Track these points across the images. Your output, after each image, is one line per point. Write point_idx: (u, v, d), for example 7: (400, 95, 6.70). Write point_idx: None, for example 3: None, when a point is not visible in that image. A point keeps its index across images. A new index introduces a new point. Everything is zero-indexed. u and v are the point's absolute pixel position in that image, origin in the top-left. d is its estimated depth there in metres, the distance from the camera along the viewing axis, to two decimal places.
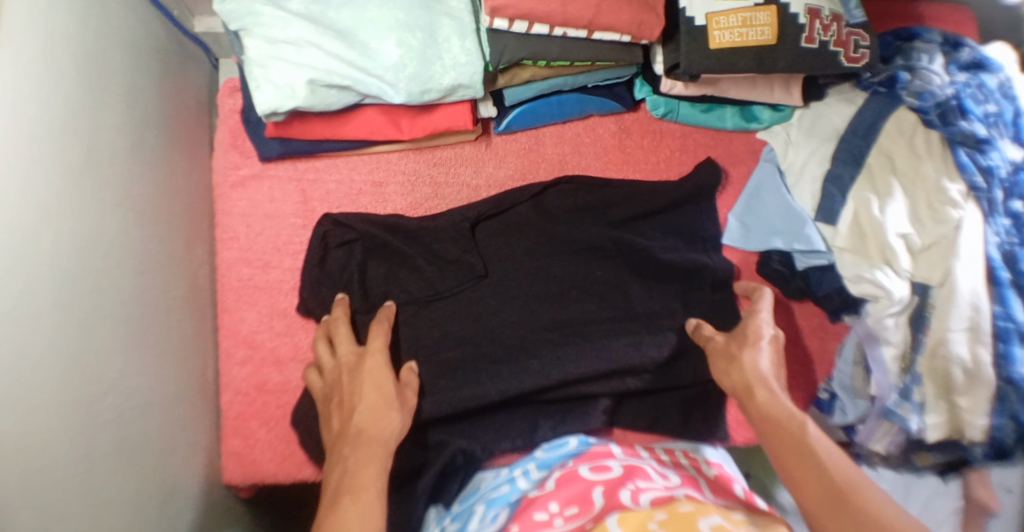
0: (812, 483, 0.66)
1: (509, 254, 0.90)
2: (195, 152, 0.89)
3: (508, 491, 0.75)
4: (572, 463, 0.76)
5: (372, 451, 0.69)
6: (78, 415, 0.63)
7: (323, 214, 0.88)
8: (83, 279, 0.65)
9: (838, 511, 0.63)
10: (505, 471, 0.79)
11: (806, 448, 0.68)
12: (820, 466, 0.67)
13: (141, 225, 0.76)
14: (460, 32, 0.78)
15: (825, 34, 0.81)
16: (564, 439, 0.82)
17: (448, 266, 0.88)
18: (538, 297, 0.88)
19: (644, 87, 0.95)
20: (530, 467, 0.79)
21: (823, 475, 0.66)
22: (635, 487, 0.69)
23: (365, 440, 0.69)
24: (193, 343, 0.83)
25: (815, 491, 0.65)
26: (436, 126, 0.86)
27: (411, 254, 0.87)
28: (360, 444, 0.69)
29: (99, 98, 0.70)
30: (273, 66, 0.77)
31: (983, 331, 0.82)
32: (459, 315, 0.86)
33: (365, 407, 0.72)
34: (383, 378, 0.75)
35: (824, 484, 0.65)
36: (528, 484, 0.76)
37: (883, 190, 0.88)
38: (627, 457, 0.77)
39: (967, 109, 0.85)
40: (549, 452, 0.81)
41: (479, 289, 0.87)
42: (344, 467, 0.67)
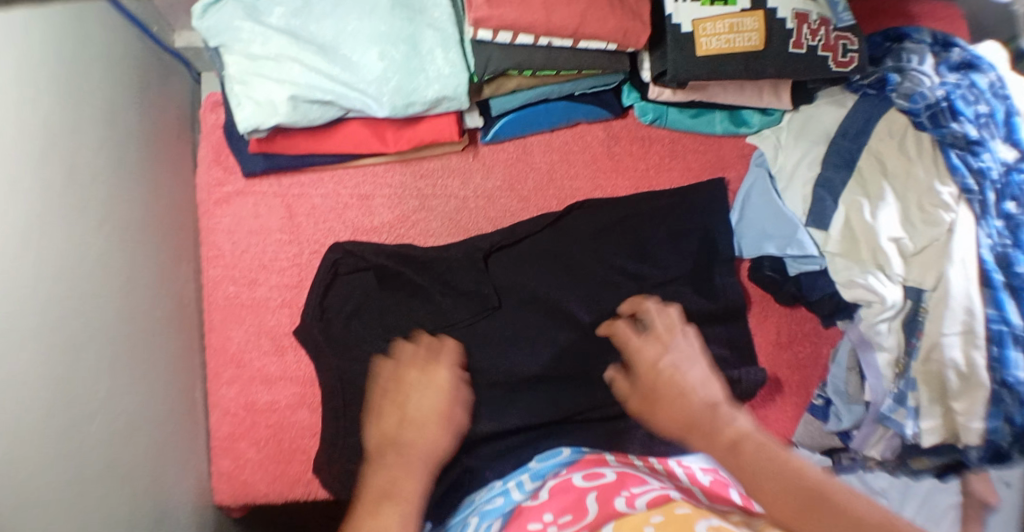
0: (783, 498, 0.55)
1: (517, 283, 0.88)
2: (178, 169, 0.88)
3: (503, 503, 0.73)
4: (566, 471, 0.75)
5: (412, 463, 0.64)
6: (65, 446, 0.61)
7: (335, 243, 0.89)
8: (67, 304, 0.64)
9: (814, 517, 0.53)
10: (499, 484, 0.77)
11: (768, 459, 0.58)
12: (790, 475, 0.56)
13: (124, 247, 0.74)
14: (444, 43, 0.77)
15: (813, 38, 0.81)
16: (556, 450, 0.81)
17: (460, 297, 0.87)
18: (545, 327, 0.87)
19: (632, 93, 0.93)
20: (524, 478, 0.77)
21: (794, 481, 0.56)
22: (630, 492, 0.67)
23: (411, 449, 0.65)
24: (180, 364, 0.82)
25: (786, 505, 0.54)
26: (421, 138, 0.85)
27: (423, 285, 0.86)
28: (404, 454, 0.64)
29: (79, 121, 0.69)
30: (254, 82, 0.76)
31: (977, 334, 0.81)
32: (472, 347, 0.85)
33: (415, 413, 0.68)
34: (436, 381, 0.72)
35: (789, 498, 0.54)
36: (522, 495, 0.73)
37: (874, 193, 0.87)
38: (620, 465, 0.76)
39: (958, 111, 0.84)
40: (542, 462, 0.79)
41: (493, 320, 0.87)
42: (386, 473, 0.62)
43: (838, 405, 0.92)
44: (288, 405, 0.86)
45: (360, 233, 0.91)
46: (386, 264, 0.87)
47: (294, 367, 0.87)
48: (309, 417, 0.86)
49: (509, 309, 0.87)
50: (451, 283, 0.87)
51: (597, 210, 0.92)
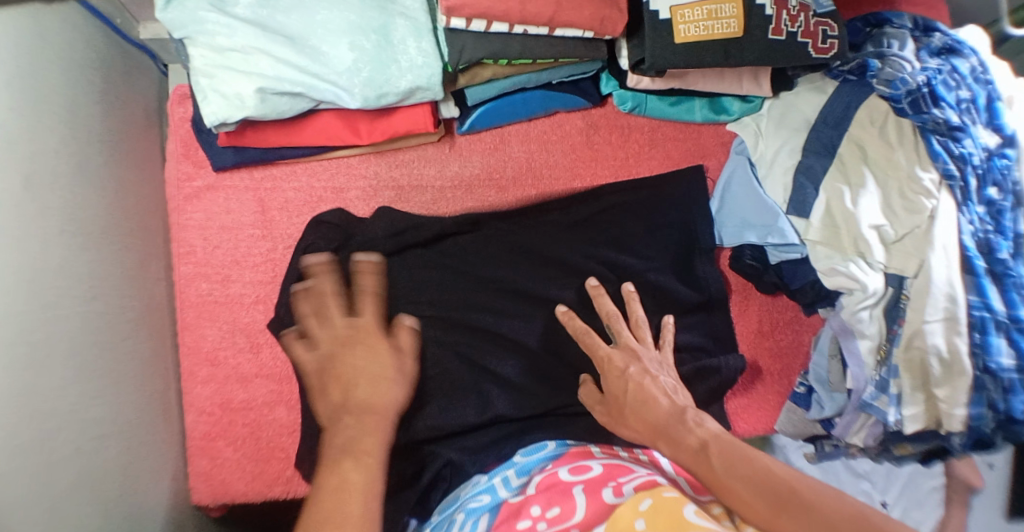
0: (754, 501, 0.59)
1: (487, 273, 0.87)
2: (145, 164, 0.86)
3: (489, 500, 0.73)
4: (551, 466, 0.75)
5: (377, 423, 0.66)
6: (32, 456, 0.60)
7: (313, 218, 0.87)
8: (29, 312, 0.62)
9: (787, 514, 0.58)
10: (485, 479, 0.77)
11: (740, 452, 0.64)
12: (759, 466, 0.62)
13: (88, 248, 0.72)
14: (416, 33, 0.75)
15: (792, 25, 0.79)
16: (541, 442, 0.81)
17: (441, 287, 0.85)
18: (516, 317, 0.86)
19: (610, 81, 0.91)
20: (510, 474, 0.76)
21: (763, 476, 0.61)
22: (617, 483, 0.67)
23: (371, 415, 0.66)
24: (151, 366, 0.80)
25: (759, 503, 0.59)
26: (396, 129, 0.83)
27: (410, 242, 0.86)
28: (364, 417, 0.66)
29: (37, 120, 0.66)
30: (220, 74, 0.74)
31: (960, 321, 0.80)
32: (453, 335, 0.84)
33: (366, 378, 0.68)
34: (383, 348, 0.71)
35: (762, 501, 0.59)
36: (509, 492, 0.73)
37: (855, 181, 0.86)
38: (606, 457, 0.76)
39: (938, 96, 0.83)
40: (528, 457, 0.79)
41: (475, 310, 0.85)
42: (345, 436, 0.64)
43: (821, 393, 0.92)
44: (264, 403, 0.85)
45: None
46: (362, 246, 0.84)
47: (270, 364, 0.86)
48: (287, 415, 0.85)
49: (490, 299, 0.86)
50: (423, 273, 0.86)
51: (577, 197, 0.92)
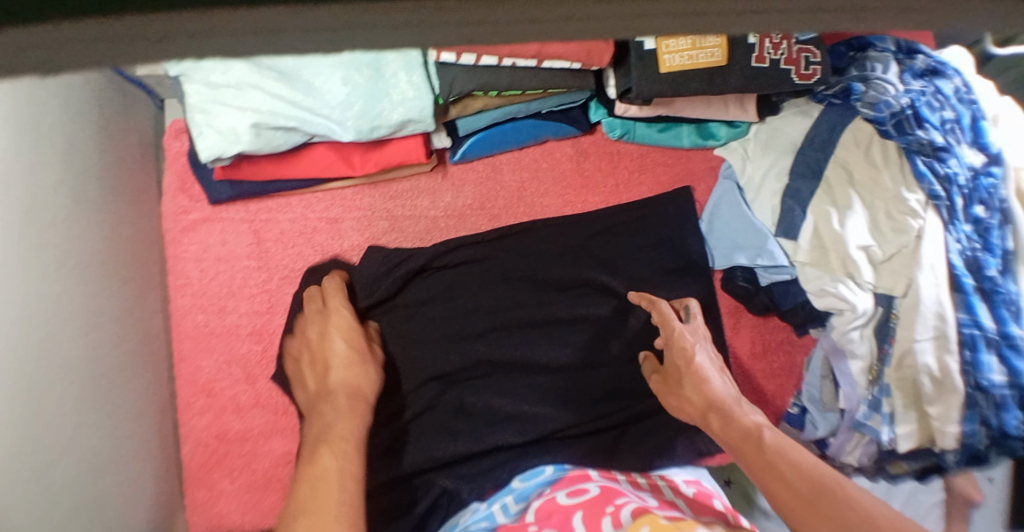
0: (795, 488, 0.62)
1: (487, 304, 0.88)
2: (141, 197, 0.87)
3: (486, 526, 0.73)
4: (549, 491, 0.76)
5: (353, 406, 0.72)
6: (31, 490, 0.60)
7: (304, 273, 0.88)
8: (27, 346, 0.62)
9: (821, 501, 0.59)
10: (483, 507, 0.77)
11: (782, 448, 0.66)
12: (800, 462, 0.64)
13: (85, 283, 0.73)
14: (408, 66, 0.75)
15: (775, 52, 0.81)
16: (539, 468, 0.81)
17: (445, 321, 0.87)
18: (518, 346, 0.87)
19: (599, 109, 0.92)
20: (508, 501, 0.77)
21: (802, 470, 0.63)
22: (614, 508, 0.68)
23: (340, 396, 0.73)
24: (149, 397, 0.81)
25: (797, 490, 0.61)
26: (388, 160, 0.85)
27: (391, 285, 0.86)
28: (338, 401, 0.72)
29: (34, 157, 0.67)
30: (215, 110, 0.75)
31: (950, 339, 0.82)
32: (456, 362, 0.85)
33: (339, 363, 0.76)
34: (354, 333, 0.79)
35: (804, 485, 0.61)
36: (507, 518, 0.74)
37: (842, 202, 0.88)
38: (604, 480, 0.77)
39: (922, 118, 0.86)
40: (526, 482, 0.79)
41: (475, 344, 0.86)
42: (322, 421, 0.70)
43: (814, 413, 0.93)
44: (261, 433, 0.85)
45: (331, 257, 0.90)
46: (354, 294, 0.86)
47: (267, 394, 0.86)
48: (283, 445, 0.85)
49: (489, 328, 0.87)
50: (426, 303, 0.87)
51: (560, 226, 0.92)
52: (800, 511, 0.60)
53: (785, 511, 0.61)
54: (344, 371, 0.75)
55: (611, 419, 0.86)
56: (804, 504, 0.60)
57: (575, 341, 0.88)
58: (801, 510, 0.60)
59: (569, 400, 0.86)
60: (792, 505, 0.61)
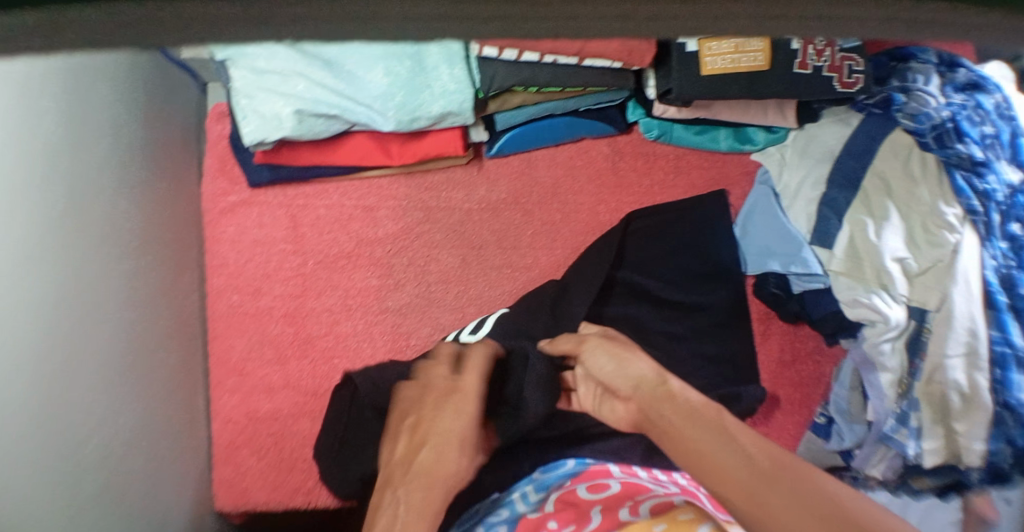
0: (732, 463, 0.54)
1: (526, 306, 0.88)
2: (183, 178, 0.89)
3: (507, 515, 0.74)
4: (570, 483, 0.77)
5: (434, 493, 0.65)
6: (66, 457, 0.62)
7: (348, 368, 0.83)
8: (68, 316, 0.64)
9: (773, 480, 0.51)
10: (504, 495, 0.78)
11: (721, 427, 0.58)
12: (739, 445, 0.55)
13: (126, 260, 0.75)
14: (449, 60, 0.75)
15: (819, 59, 0.80)
16: (560, 461, 0.81)
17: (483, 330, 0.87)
18: None
19: (637, 110, 0.92)
20: (529, 489, 0.77)
21: (746, 453, 0.54)
22: (633, 504, 0.69)
23: (430, 480, 0.65)
24: (182, 374, 0.83)
25: (739, 470, 0.53)
26: (425, 152, 0.86)
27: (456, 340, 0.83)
28: (426, 482, 0.65)
29: (83, 135, 0.69)
30: (258, 96, 0.77)
31: (980, 356, 0.80)
32: None
33: (437, 435, 0.67)
34: (467, 406, 0.70)
35: (759, 458, 0.54)
36: (527, 507, 0.75)
37: (878, 213, 0.86)
38: (626, 475, 0.77)
39: (964, 132, 0.83)
40: (547, 473, 0.80)
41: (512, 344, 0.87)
42: (396, 504, 0.63)
43: (841, 424, 0.93)
44: (289, 414, 0.87)
45: (364, 245, 0.92)
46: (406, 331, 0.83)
47: (297, 376, 0.88)
48: (310, 427, 0.86)
49: None
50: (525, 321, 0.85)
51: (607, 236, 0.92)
52: (739, 484, 0.52)
53: (725, 486, 0.52)
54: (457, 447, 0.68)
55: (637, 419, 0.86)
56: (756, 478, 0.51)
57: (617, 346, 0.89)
58: (749, 481, 0.52)
59: None
60: (733, 480, 0.52)
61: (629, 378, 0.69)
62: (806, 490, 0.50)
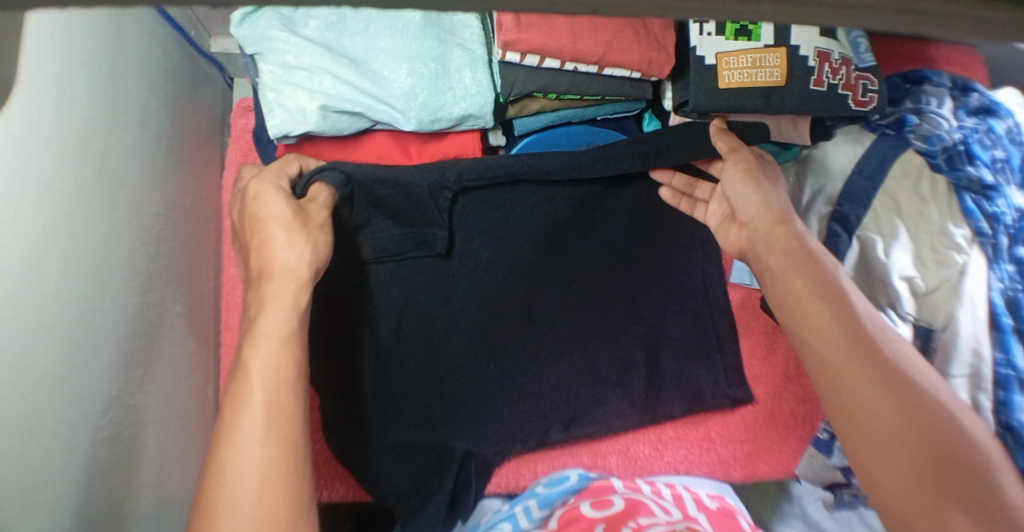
0: (828, 339, 0.68)
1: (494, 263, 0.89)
2: (205, 169, 0.90)
3: (509, 529, 0.78)
4: (574, 499, 0.79)
5: (282, 365, 0.63)
6: (77, 433, 0.62)
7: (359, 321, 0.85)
8: (90, 295, 0.65)
9: (866, 357, 0.67)
10: (508, 508, 0.83)
11: (834, 292, 0.71)
12: (843, 310, 0.69)
13: (149, 244, 0.76)
14: (472, 63, 0.79)
15: (834, 77, 0.82)
16: (564, 475, 0.86)
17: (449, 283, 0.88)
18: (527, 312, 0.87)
19: (652, 121, 0.94)
20: (532, 505, 0.81)
21: (850, 319, 0.69)
22: (637, 524, 0.69)
23: (273, 303, 0.65)
24: (194, 361, 0.83)
25: (839, 340, 0.68)
26: (443, 153, 0.87)
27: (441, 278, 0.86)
28: (253, 337, 0.63)
29: (114, 120, 0.71)
30: (286, 90, 0.78)
31: (983, 378, 0.80)
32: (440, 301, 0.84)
33: (274, 240, 0.67)
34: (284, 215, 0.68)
35: (859, 335, 0.68)
36: (531, 522, 0.78)
37: (888, 232, 0.88)
38: (628, 491, 0.79)
39: (974, 155, 0.86)
40: (550, 488, 0.84)
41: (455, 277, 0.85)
42: (249, 360, 0.62)
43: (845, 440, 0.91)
44: None
45: None
46: None
47: None
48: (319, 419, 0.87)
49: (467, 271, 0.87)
50: None
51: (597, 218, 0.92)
52: (839, 356, 0.67)
53: (824, 358, 0.68)
54: (296, 253, 0.67)
55: (609, 403, 0.91)
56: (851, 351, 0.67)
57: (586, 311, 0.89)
58: (847, 351, 0.67)
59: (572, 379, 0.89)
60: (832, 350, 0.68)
61: (755, 206, 0.80)
62: (895, 378, 0.65)
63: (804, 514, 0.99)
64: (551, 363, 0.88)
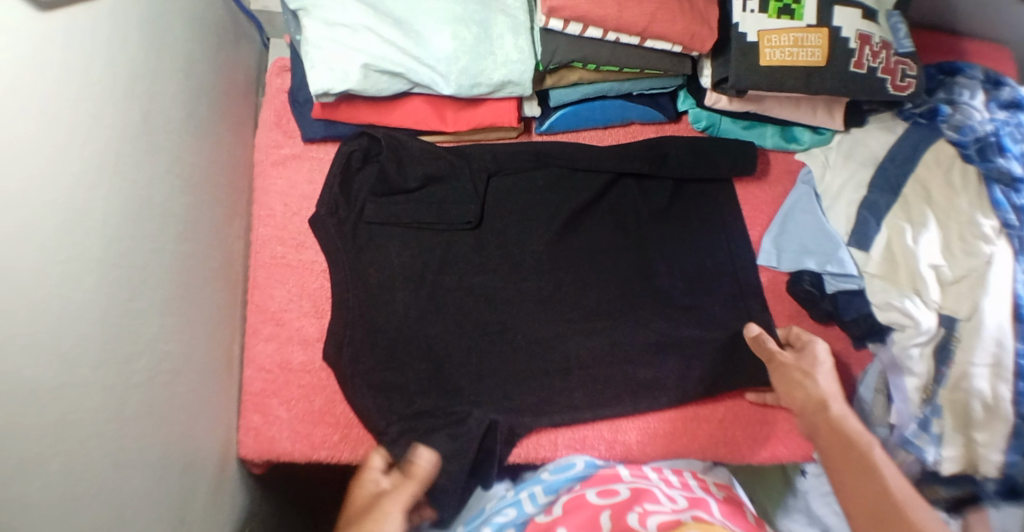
0: (867, 502, 0.69)
1: (516, 233, 0.91)
2: (240, 126, 0.91)
3: (515, 514, 0.79)
4: (580, 487, 0.79)
5: None
6: (111, 372, 0.62)
7: (377, 281, 0.86)
8: (131, 238, 0.65)
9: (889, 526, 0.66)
10: (511, 494, 0.83)
11: (871, 468, 0.71)
12: (880, 482, 0.70)
13: (186, 192, 0.75)
14: (515, 29, 0.79)
15: (874, 60, 0.82)
16: (570, 462, 0.84)
17: (474, 248, 0.90)
18: (540, 274, 0.90)
19: (688, 99, 0.96)
20: (537, 490, 0.81)
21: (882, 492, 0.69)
22: (642, 509, 0.70)
23: None
24: (223, 315, 0.83)
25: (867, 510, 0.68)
26: (481, 120, 0.89)
27: (459, 243, 0.89)
28: None
29: (159, 66, 0.71)
30: (328, 47, 0.78)
31: (1005, 368, 0.81)
32: (459, 258, 0.89)
33: None
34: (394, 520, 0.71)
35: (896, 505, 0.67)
36: (535, 509, 0.79)
37: (917, 219, 0.88)
38: (634, 480, 0.79)
39: (1005, 147, 0.85)
40: (556, 474, 0.83)
41: (471, 237, 0.90)
42: None
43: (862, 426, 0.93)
44: (323, 369, 0.85)
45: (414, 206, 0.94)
46: (420, 239, 0.89)
47: None
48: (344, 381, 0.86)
49: (486, 231, 0.90)
50: (472, 210, 0.89)
51: (622, 197, 0.94)
52: (837, 460, 0.74)
53: (822, 449, 0.76)
54: None
55: (636, 372, 0.88)
56: (838, 454, 0.74)
57: (603, 277, 0.91)
58: (839, 454, 0.74)
59: (587, 353, 0.88)
60: (827, 448, 0.75)
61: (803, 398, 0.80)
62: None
63: (809, 509, 1.03)
64: (579, 342, 0.88)
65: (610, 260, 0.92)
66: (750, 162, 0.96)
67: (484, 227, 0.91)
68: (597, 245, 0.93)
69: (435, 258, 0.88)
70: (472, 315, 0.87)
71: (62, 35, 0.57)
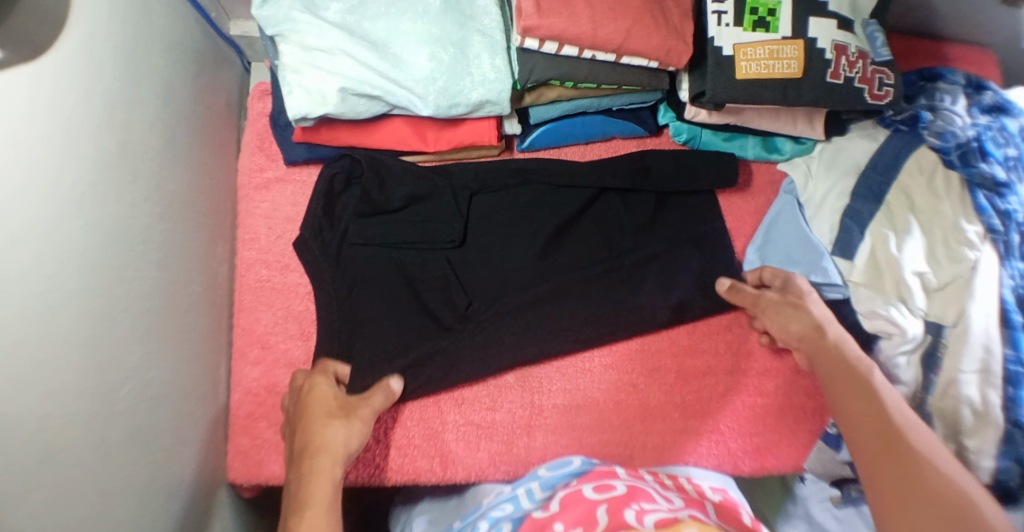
0: (867, 420, 0.71)
1: (501, 250, 0.91)
2: (222, 150, 0.92)
3: (512, 509, 0.77)
4: (577, 482, 0.77)
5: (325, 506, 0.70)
6: (94, 401, 0.62)
7: (360, 302, 0.86)
8: (110, 267, 0.66)
9: (887, 444, 0.68)
10: (509, 490, 0.81)
11: (866, 388, 0.74)
12: (875, 401, 0.72)
13: (168, 218, 0.76)
14: (491, 49, 0.80)
15: (851, 70, 0.82)
16: (568, 459, 0.82)
17: (459, 266, 0.90)
18: (523, 289, 0.89)
19: (668, 113, 0.97)
20: (534, 486, 0.79)
21: (882, 415, 0.71)
22: (639, 507, 0.67)
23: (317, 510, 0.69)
24: (208, 340, 0.83)
25: (865, 433, 0.70)
26: (460, 139, 0.89)
27: (442, 261, 0.89)
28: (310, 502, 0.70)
29: (136, 93, 0.71)
30: (305, 72, 0.78)
31: (994, 373, 0.81)
32: (442, 275, 0.89)
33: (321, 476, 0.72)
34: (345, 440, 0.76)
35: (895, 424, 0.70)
36: (532, 505, 0.77)
37: (901, 226, 0.88)
38: (631, 478, 0.76)
39: (987, 152, 0.86)
40: (553, 471, 0.81)
41: (455, 255, 0.90)
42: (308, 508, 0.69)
43: None
44: None
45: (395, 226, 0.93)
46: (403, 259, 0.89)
47: None
48: None
49: (471, 249, 0.90)
50: (455, 229, 0.90)
51: (606, 211, 0.94)
52: (836, 384, 0.76)
53: (823, 374, 0.78)
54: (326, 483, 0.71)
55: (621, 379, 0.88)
56: (843, 384, 0.75)
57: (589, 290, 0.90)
58: (838, 379, 0.76)
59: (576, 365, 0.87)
60: (828, 376, 0.77)
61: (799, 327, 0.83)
62: (917, 460, 0.66)
63: (808, 515, 1.03)
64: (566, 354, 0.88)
65: (593, 272, 0.91)
66: (733, 173, 0.96)
67: (468, 245, 0.91)
68: (580, 260, 0.93)
69: (414, 276, 0.88)
70: (458, 337, 0.86)
71: (35, 69, 0.57)
